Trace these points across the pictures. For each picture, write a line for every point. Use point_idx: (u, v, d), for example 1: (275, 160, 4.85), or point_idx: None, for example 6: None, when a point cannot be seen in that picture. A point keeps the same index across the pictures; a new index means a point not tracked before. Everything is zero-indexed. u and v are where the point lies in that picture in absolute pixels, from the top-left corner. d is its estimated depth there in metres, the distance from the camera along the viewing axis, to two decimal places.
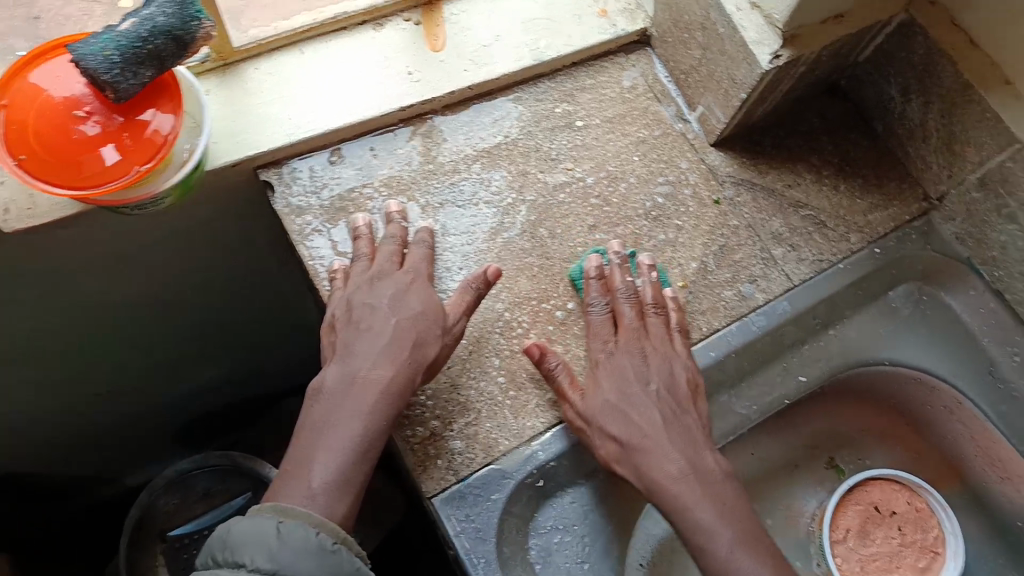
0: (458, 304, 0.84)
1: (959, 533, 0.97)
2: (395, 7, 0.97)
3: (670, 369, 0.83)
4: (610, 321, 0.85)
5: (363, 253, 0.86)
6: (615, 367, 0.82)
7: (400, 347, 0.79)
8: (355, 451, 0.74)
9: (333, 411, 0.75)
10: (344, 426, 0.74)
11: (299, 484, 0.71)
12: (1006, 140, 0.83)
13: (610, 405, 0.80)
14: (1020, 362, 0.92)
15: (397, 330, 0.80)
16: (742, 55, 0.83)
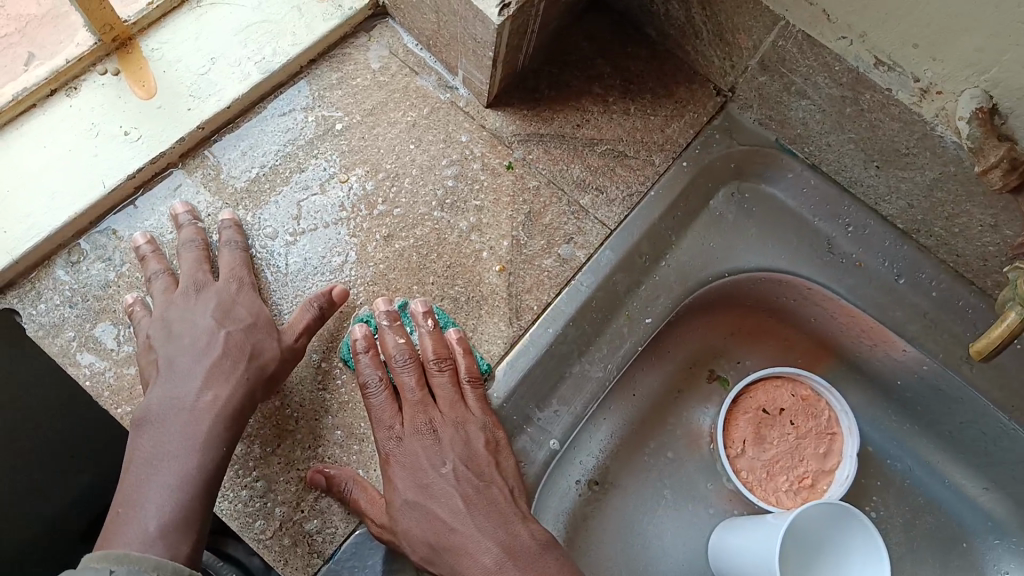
0: (302, 321, 0.77)
1: (848, 409, 0.96)
2: (83, 64, 0.83)
3: (465, 437, 0.74)
4: (391, 399, 0.75)
5: (157, 270, 0.79)
6: (407, 456, 0.72)
7: (235, 358, 0.73)
8: (194, 483, 0.65)
9: (165, 440, 0.67)
10: (182, 455, 0.66)
11: (133, 528, 0.61)
12: (770, 19, 0.78)
13: (410, 503, 0.70)
14: (855, 231, 0.89)
15: (231, 345, 0.74)
16: (471, 14, 0.75)
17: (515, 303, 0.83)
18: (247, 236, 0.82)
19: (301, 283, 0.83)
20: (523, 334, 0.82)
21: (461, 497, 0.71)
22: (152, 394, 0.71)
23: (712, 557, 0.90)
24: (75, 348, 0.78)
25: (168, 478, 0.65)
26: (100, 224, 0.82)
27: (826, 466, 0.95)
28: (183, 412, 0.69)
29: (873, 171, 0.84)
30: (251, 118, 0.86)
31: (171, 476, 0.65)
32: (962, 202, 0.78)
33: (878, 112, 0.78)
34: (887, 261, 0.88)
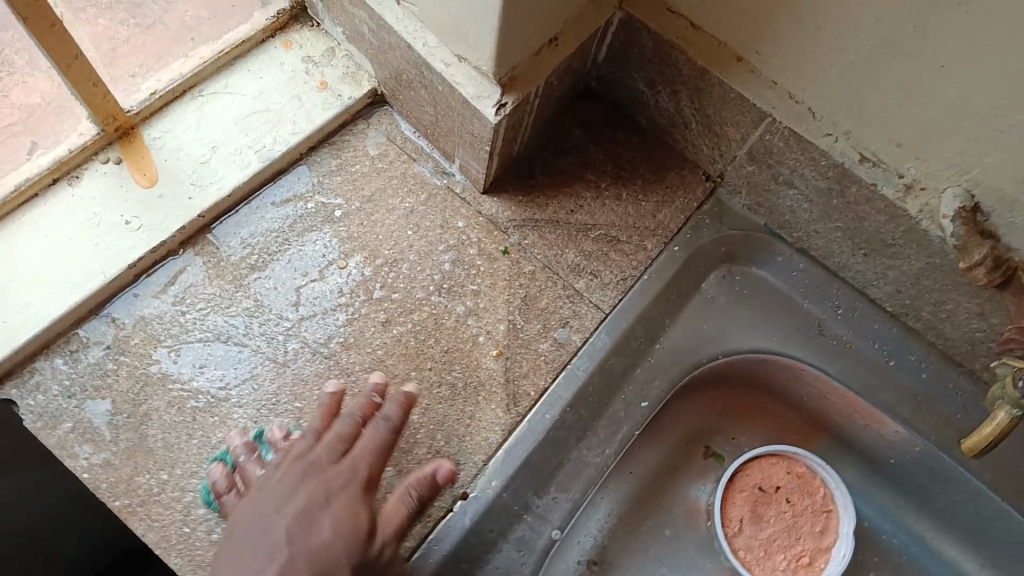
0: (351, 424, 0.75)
1: (842, 486, 0.97)
2: (85, 153, 0.84)
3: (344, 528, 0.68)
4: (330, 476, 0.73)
5: (244, 450, 0.76)
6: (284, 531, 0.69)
7: (303, 476, 0.72)
8: None
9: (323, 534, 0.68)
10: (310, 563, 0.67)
11: None
12: (757, 115, 0.81)
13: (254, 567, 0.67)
14: (844, 314, 0.92)
15: (303, 466, 0.72)
16: (469, 111, 0.78)
17: (512, 388, 0.83)
18: (264, 316, 0.84)
19: (298, 367, 0.82)
20: (520, 421, 0.83)
21: None
22: (223, 553, 0.69)
23: None
24: (73, 440, 0.78)
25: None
26: (99, 313, 0.82)
27: (824, 543, 0.95)
28: (325, 514, 0.69)
29: (860, 258, 0.87)
30: (251, 206, 0.87)
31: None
32: (948, 290, 0.80)
33: (864, 205, 0.80)
34: (875, 342, 0.91)
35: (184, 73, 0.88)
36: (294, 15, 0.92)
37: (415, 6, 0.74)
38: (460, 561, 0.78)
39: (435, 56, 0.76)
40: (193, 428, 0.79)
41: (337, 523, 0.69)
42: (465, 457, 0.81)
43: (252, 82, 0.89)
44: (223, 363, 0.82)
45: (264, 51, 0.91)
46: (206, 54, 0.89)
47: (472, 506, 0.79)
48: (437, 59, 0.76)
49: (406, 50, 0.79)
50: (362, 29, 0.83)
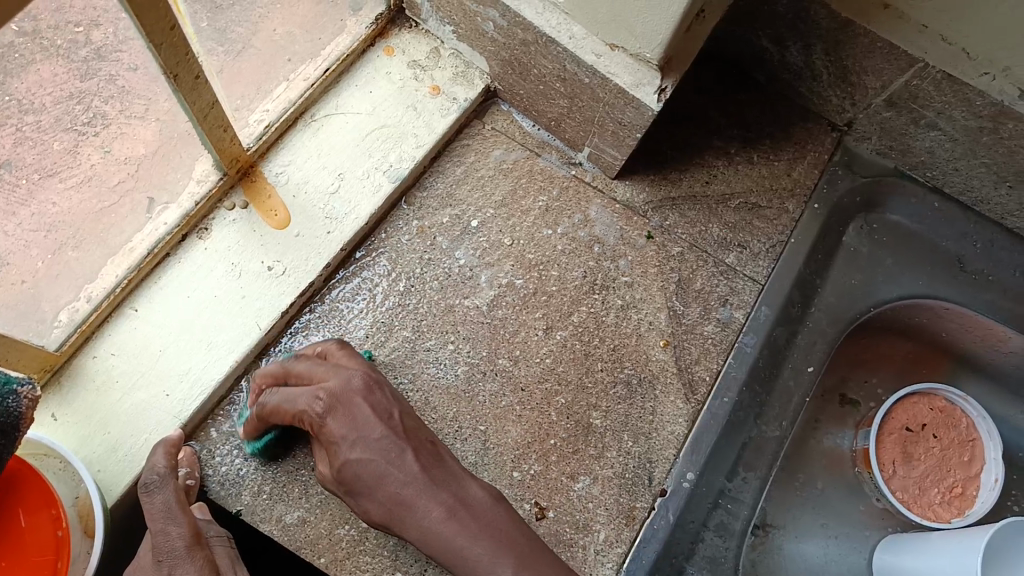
0: (355, 375, 0.70)
1: (985, 413, 0.98)
2: (210, 203, 0.79)
3: (355, 420, 0.68)
4: (381, 508, 0.68)
5: None
6: (348, 408, 0.69)
7: (383, 483, 0.67)
8: (490, 549, 0.64)
9: (436, 524, 0.66)
10: (477, 520, 0.66)
11: (411, 517, 0.66)
12: (906, 62, 0.78)
13: (354, 455, 0.67)
14: (983, 247, 0.92)
15: (365, 430, 0.68)
16: (623, 100, 0.75)
17: (687, 376, 0.83)
18: (425, 340, 0.81)
19: (470, 389, 0.80)
20: (701, 407, 0.82)
21: None
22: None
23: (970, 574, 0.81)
24: (263, 503, 0.74)
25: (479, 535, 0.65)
26: (257, 369, 0.78)
27: (972, 471, 0.96)
28: (465, 483, 0.68)
29: (1004, 190, 0.86)
30: (387, 228, 0.84)
31: (458, 548, 0.65)
32: None
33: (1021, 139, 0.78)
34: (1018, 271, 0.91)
35: (293, 99, 0.83)
36: (391, 17, 0.88)
37: None
38: (668, 557, 0.78)
39: (583, 48, 0.72)
40: None
41: (450, 505, 0.66)
42: (656, 454, 0.80)
43: (363, 98, 0.86)
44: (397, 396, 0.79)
45: (368, 62, 0.87)
46: (310, 73, 0.84)
47: (673, 497, 0.79)
48: (586, 49, 0.72)
49: (546, 46, 0.75)
50: (486, 27, 0.79)
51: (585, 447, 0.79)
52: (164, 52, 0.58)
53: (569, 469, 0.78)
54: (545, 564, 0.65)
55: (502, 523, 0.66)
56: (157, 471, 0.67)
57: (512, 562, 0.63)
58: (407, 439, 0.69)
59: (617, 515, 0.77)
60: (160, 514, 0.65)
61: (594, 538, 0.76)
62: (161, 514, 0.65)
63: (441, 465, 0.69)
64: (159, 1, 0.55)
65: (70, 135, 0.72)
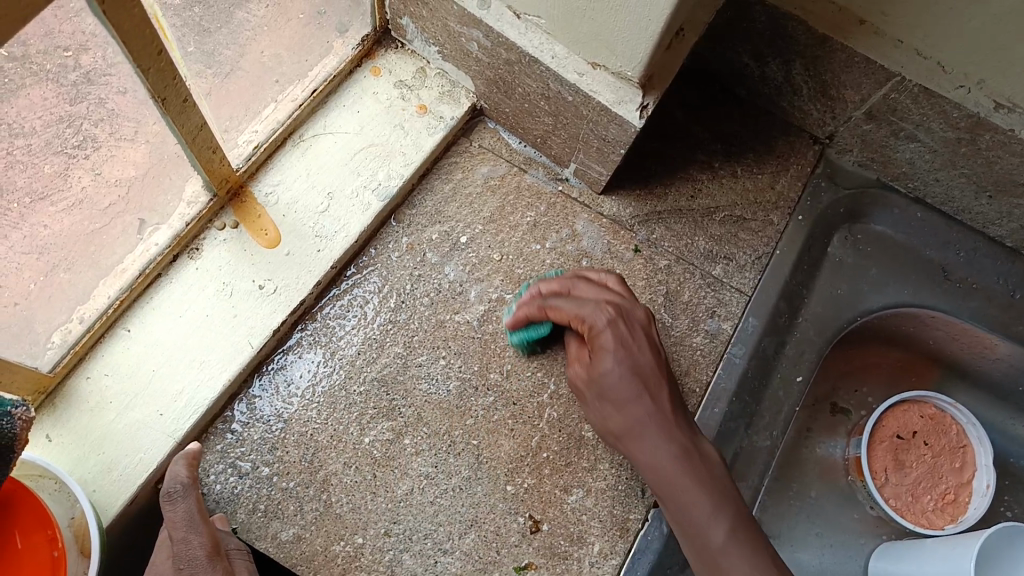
0: (602, 307, 0.76)
1: (975, 419, 0.97)
2: (201, 223, 0.80)
3: (614, 364, 0.74)
4: (613, 405, 0.74)
5: None
6: (619, 338, 0.75)
7: (627, 405, 0.74)
8: (716, 497, 0.71)
9: (667, 458, 0.72)
10: (705, 467, 0.72)
11: (659, 457, 0.72)
12: (884, 75, 0.80)
13: (623, 368, 0.74)
14: (965, 255, 0.93)
15: (619, 389, 0.74)
16: (607, 117, 0.76)
17: (677, 387, 0.83)
18: (416, 355, 0.81)
19: (462, 404, 0.80)
20: (692, 417, 0.82)
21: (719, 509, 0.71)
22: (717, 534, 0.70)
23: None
24: (259, 520, 0.74)
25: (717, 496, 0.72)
26: (250, 387, 0.78)
27: (964, 478, 0.96)
28: (701, 438, 0.75)
29: (984, 199, 0.87)
30: (377, 246, 0.85)
31: (682, 485, 0.72)
32: None
33: (997, 149, 0.80)
34: (1000, 278, 0.93)
35: (282, 120, 0.85)
36: (376, 39, 0.90)
37: (543, 18, 0.72)
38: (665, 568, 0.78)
39: (566, 67, 0.74)
40: (375, 486, 0.76)
41: (684, 447, 0.73)
42: None
43: (350, 118, 0.87)
44: (389, 413, 0.79)
45: (354, 82, 0.88)
46: (298, 94, 0.85)
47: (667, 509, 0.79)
48: (569, 68, 0.74)
49: (530, 64, 0.76)
50: (470, 47, 0.81)
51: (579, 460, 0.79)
52: (151, 76, 0.60)
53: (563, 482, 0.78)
54: (731, 502, 0.72)
55: (718, 480, 0.72)
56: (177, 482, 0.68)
57: (726, 526, 0.70)
58: (648, 384, 0.74)
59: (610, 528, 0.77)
60: (182, 522, 0.66)
61: (590, 551, 0.76)
62: (183, 522, 0.67)
63: (687, 417, 0.75)
64: (146, 27, 0.56)
65: (60, 159, 0.69)
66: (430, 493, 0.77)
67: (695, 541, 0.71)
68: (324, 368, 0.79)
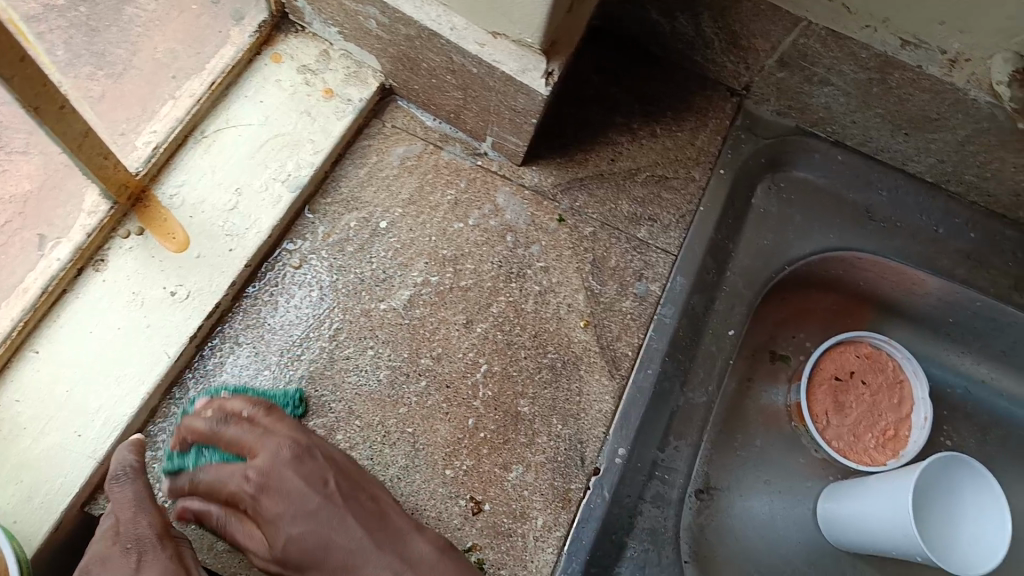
0: (280, 448, 0.69)
1: (909, 354, 0.99)
2: (104, 232, 0.77)
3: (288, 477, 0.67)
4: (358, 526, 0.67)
5: None
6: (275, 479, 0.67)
7: (332, 536, 0.66)
8: None
9: None
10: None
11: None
12: (791, 20, 0.79)
13: (292, 519, 0.66)
14: (888, 195, 0.94)
15: (298, 501, 0.67)
16: (513, 88, 0.74)
17: (610, 354, 0.83)
18: (343, 347, 0.80)
19: (395, 392, 0.79)
20: (627, 382, 0.82)
21: None
22: None
23: (903, 515, 0.82)
24: (193, 533, 0.73)
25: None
26: (174, 396, 0.76)
27: (903, 413, 0.98)
28: (411, 539, 0.68)
29: (901, 138, 0.88)
30: (294, 239, 0.82)
31: None
32: (995, 152, 0.82)
33: (908, 87, 0.80)
34: (923, 215, 0.93)
35: (180, 116, 0.81)
36: (275, 24, 0.86)
37: None
38: (609, 534, 0.78)
39: (465, 39, 0.72)
40: None
41: (394, 567, 0.65)
42: (586, 434, 0.80)
43: (253, 109, 0.83)
44: (321, 409, 0.77)
45: (256, 72, 0.84)
46: (195, 89, 0.82)
47: (607, 475, 0.79)
48: (469, 39, 0.72)
49: (430, 39, 0.74)
50: (369, 25, 0.78)
51: (516, 437, 0.79)
52: (17, 84, 0.56)
53: (502, 460, 0.78)
54: None
55: None
56: (125, 466, 0.67)
57: None
58: (340, 503, 0.68)
59: (553, 500, 0.77)
60: (130, 504, 0.65)
61: (533, 525, 0.76)
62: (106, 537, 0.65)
63: (385, 521, 0.68)
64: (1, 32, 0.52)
65: None
66: None
67: None
68: (251, 369, 0.78)
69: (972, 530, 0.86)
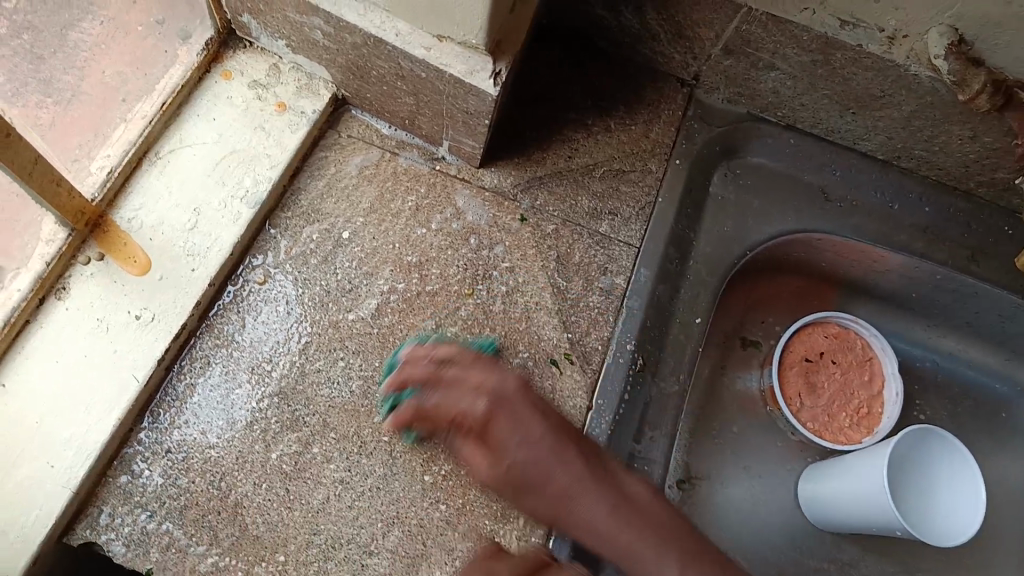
0: None
1: (877, 332, 1.01)
2: (63, 260, 0.76)
3: None
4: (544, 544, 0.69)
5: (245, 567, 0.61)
6: None
7: (558, 472, 0.73)
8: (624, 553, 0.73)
9: (602, 518, 0.73)
10: (636, 510, 0.74)
11: (590, 498, 0.73)
12: (731, 8, 0.81)
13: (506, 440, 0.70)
14: (842, 174, 0.95)
15: (529, 431, 0.73)
16: (462, 90, 0.75)
17: (580, 348, 0.84)
18: (312, 359, 0.80)
19: (368, 400, 0.79)
20: (598, 375, 0.83)
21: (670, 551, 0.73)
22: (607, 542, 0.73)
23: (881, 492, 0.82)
24: (174, 556, 0.72)
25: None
26: (144, 420, 0.75)
27: (875, 389, 0.99)
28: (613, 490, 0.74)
29: (849, 117, 0.89)
30: (256, 255, 0.82)
31: (615, 537, 0.73)
32: (939, 124, 0.84)
33: (850, 66, 0.82)
34: (877, 191, 0.95)
35: (134, 139, 0.81)
36: (222, 42, 0.86)
37: None
38: None
39: (412, 44, 0.72)
40: (290, 500, 0.75)
41: (614, 501, 0.73)
42: None
43: (207, 128, 0.84)
44: (293, 422, 0.77)
45: (207, 91, 0.85)
46: (147, 111, 0.82)
47: None
48: (415, 44, 0.72)
49: (377, 46, 0.75)
50: (316, 36, 0.78)
51: None
52: None
53: None
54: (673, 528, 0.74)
55: (661, 519, 0.74)
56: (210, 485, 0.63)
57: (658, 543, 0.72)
58: (564, 436, 0.74)
59: None
60: None
61: (515, 523, 0.76)
62: None
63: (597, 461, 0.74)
64: None
65: None
66: (347, 497, 0.75)
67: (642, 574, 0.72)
68: (222, 387, 0.77)
69: (948, 501, 0.87)
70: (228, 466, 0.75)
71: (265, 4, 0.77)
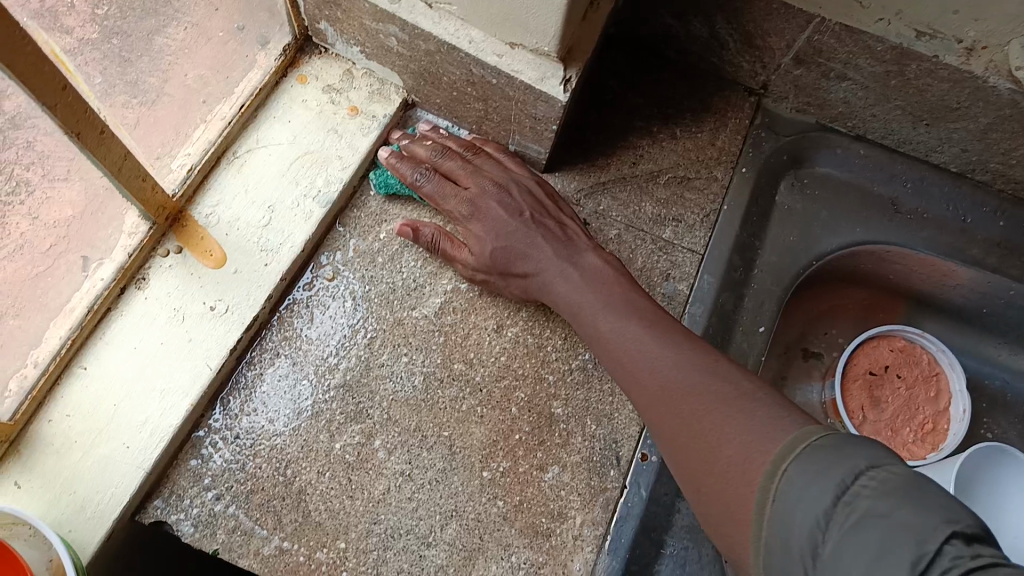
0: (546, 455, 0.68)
1: (943, 346, 0.98)
2: (144, 252, 0.80)
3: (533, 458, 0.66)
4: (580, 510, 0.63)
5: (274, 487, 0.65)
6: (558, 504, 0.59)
7: (512, 241, 0.80)
8: (608, 350, 0.72)
9: (555, 277, 0.78)
10: (587, 274, 0.77)
11: (556, 266, 0.78)
12: (804, 18, 0.80)
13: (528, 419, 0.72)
14: (913, 186, 0.94)
15: (494, 216, 0.81)
16: (532, 96, 0.76)
17: None
18: (377, 354, 0.82)
19: (430, 397, 0.81)
20: None
21: (656, 337, 0.69)
22: (596, 330, 0.74)
23: None
24: (239, 539, 0.74)
25: (688, 372, 0.65)
26: (215, 408, 0.78)
27: (941, 405, 0.96)
28: (586, 256, 0.79)
29: (922, 128, 0.88)
30: (325, 254, 0.85)
31: (573, 299, 0.76)
32: (1018, 137, 0.82)
33: (926, 77, 0.80)
34: (949, 205, 0.93)
35: (213, 139, 0.84)
36: (298, 47, 0.90)
37: (453, 4, 0.71)
38: (648, 531, 0.78)
39: (484, 51, 0.74)
40: (352, 490, 0.77)
41: (568, 266, 0.78)
42: (620, 434, 0.81)
43: (283, 128, 0.87)
44: (358, 416, 0.79)
45: (283, 93, 0.88)
46: (226, 112, 0.86)
47: (645, 473, 0.80)
48: (487, 51, 0.74)
49: (450, 53, 0.76)
50: (390, 43, 0.80)
51: (550, 438, 0.80)
52: (60, 113, 0.59)
53: (539, 461, 0.79)
54: (659, 319, 0.72)
55: (614, 282, 0.76)
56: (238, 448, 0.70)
57: (607, 309, 0.73)
58: (533, 218, 0.81)
59: (590, 499, 0.78)
60: None
61: (571, 525, 0.77)
62: None
63: (564, 237, 0.80)
64: (44, 65, 0.56)
65: None
66: (407, 490, 0.77)
67: (594, 335, 0.74)
68: (290, 377, 0.80)
69: (1016, 522, 0.85)
70: (294, 456, 0.77)
71: (342, 12, 0.80)
